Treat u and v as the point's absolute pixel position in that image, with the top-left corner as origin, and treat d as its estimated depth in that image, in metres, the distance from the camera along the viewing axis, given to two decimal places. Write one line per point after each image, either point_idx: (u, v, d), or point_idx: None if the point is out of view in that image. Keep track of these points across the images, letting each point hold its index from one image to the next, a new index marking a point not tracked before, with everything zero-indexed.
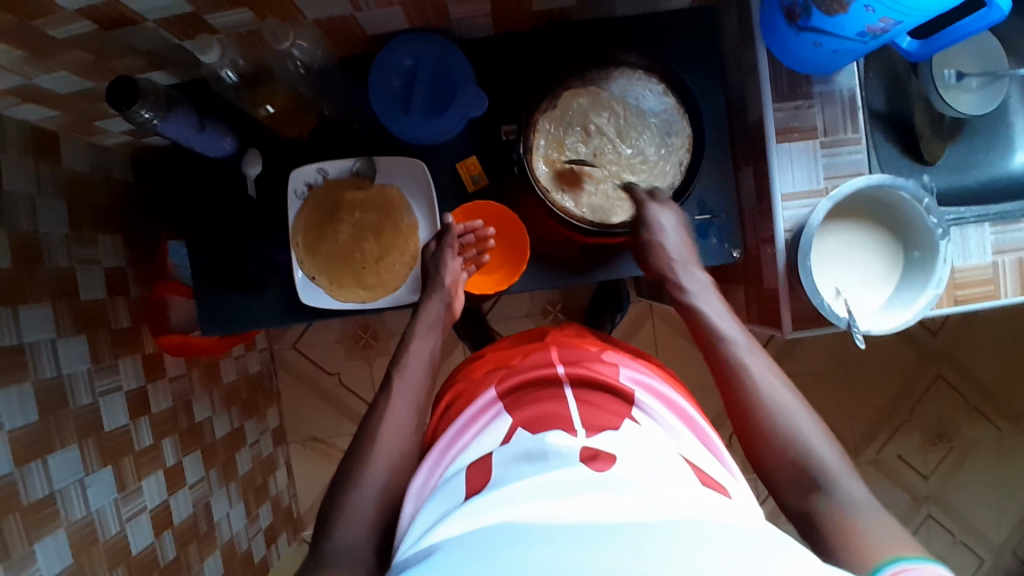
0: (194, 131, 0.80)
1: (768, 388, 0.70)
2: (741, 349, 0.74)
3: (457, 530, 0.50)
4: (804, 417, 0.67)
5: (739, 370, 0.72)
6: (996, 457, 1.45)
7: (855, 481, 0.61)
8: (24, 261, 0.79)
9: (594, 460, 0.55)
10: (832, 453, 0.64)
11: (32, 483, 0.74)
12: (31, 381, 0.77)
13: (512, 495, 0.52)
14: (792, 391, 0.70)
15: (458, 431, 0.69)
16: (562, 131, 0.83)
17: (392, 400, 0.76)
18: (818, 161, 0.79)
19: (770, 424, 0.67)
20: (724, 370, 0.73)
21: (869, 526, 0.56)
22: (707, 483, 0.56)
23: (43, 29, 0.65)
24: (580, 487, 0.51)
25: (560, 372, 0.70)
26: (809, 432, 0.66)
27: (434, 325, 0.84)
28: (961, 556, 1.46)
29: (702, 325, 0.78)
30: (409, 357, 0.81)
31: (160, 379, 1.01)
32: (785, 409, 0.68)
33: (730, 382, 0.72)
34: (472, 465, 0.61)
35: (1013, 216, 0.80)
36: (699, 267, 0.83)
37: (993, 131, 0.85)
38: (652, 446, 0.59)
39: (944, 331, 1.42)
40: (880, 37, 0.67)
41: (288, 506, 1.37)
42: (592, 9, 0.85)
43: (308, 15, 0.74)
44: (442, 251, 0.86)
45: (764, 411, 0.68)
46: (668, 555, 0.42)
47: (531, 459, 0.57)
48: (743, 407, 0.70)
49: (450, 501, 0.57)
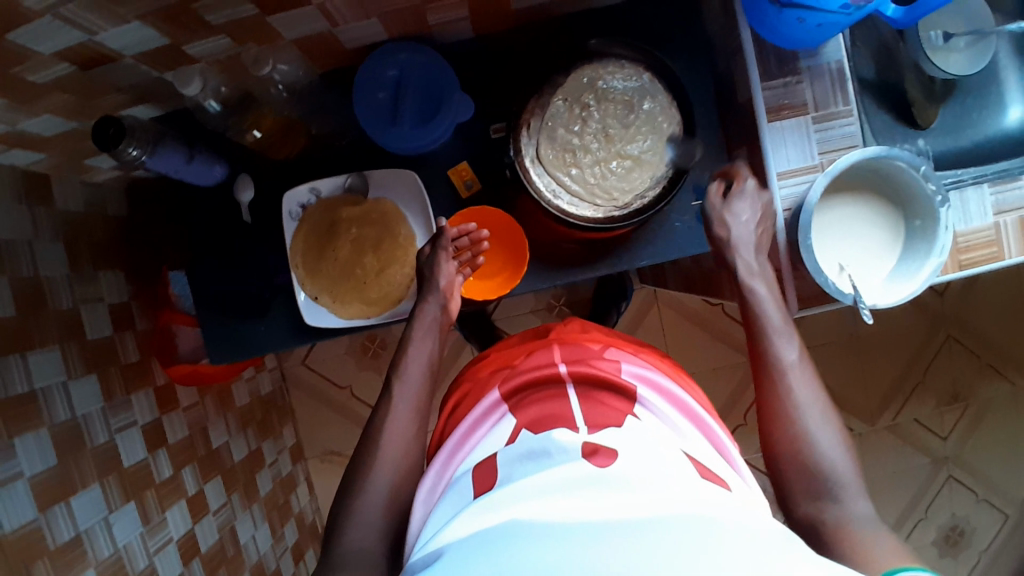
0: (184, 163, 0.80)
1: (803, 394, 0.71)
2: (786, 345, 0.74)
3: (467, 529, 0.50)
4: (828, 428, 0.69)
5: (777, 365, 0.73)
6: (1012, 411, 1.45)
7: (863, 499, 0.64)
8: (27, 307, 0.79)
9: (597, 455, 0.55)
10: (849, 470, 0.66)
11: (58, 526, 0.75)
12: (46, 426, 0.77)
13: (517, 492, 0.52)
14: (822, 398, 0.71)
15: (464, 434, 0.69)
16: (552, 129, 0.82)
17: (393, 405, 0.76)
18: (810, 136, 0.78)
19: (800, 426, 0.69)
20: (766, 363, 0.74)
21: (874, 541, 0.59)
22: (706, 476, 0.56)
23: (23, 75, 0.64)
24: (585, 483, 0.51)
25: (562, 371, 0.70)
26: (830, 445, 0.68)
27: (433, 328, 0.83)
28: (984, 513, 1.46)
29: (749, 310, 0.77)
30: (408, 363, 0.80)
31: (174, 410, 1.02)
32: (814, 416, 0.69)
33: (766, 376, 0.73)
34: (478, 464, 0.61)
35: (1011, 175, 0.79)
36: (761, 255, 0.79)
37: (984, 90, 0.84)
38: (651, 443, 0.58)
39: (952, 292, 1.41)
40: (864, 7, 0.66)
41: (312, 522, 1.37)
42: (572, 3, 0.84)
43: (287, 36, 0.74)
44: (436, 254, 0.83)
45: (794, 413, 0.70)
46: (691, 548, 0.42)
47: (535, 457, 0.57)
48: (777, 406, 0.71)
49: (461, 502, 0.57)
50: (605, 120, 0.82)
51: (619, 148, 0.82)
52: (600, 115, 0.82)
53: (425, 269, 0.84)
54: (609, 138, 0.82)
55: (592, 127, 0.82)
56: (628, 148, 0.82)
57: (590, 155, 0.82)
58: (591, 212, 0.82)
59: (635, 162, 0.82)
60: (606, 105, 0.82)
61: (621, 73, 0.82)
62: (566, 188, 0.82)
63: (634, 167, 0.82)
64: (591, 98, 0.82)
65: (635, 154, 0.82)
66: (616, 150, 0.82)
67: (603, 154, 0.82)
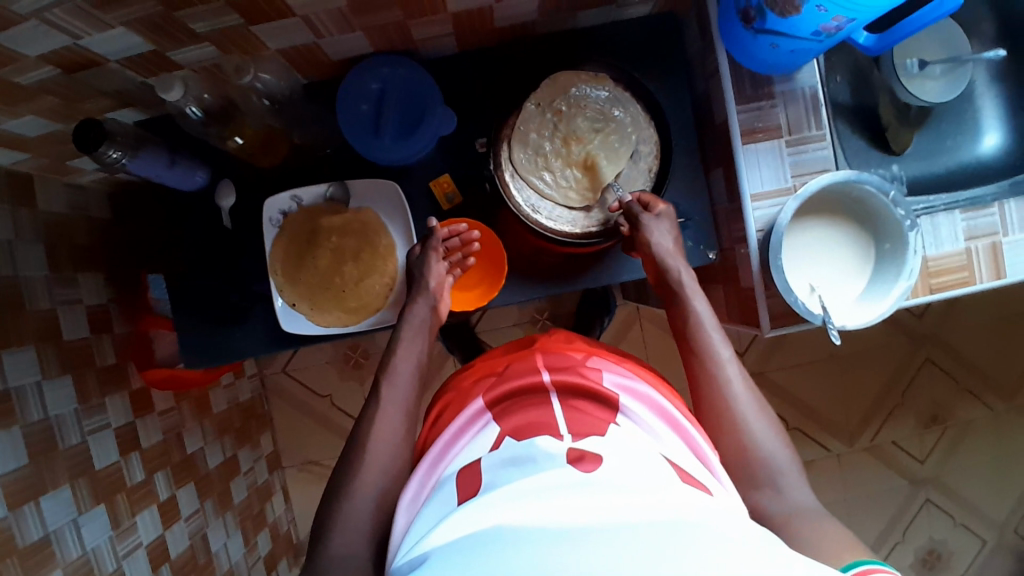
0: (166, 166, 0.80)
1: (739, 389, 0.72)
2: (718, 343, 0.75)
3: (448, 536, 0.50)
4: (767, 421, 0.70)
5: (713, 364, 0.73)
6: (988, 435, 1.46)
7: (802, 486, 0.67)
8: (4, 306, 0.79)
9: (581, 461, 0.55)
10: (787, 461, 0.68)
11: (27, 526, 0.74)
12: (19, 425, 0.77)
13: (500, 497, 0.52)
14: (754, 395, 0.72)
15: (450, 439, 0.69)
16: (530, 142, 0.83)
17: (382, 409, 0.76)
18: (785, 160, 0.80)
19: (739, 421, 0.70)
20: (699, 361, 0.74)
21: (821, 529, 0.62)
22: (688, 480, 0.57)
23: (9, 76, 0.65)
24: (569, 487, 0.51)
25: (546, 380, 0.69)
26: (766, 435, 0.69)
27: (422, 330, 0.82)
28: (961, 537, 1.46)
29: (682, 316, 0.77)
30: (396, 366, 0.79)
31: (150, 414, 1.01)
32: (751, 410, 0.70)
33: (700, 374, 0.74)
34: (462, 470, 0.61)
35: (982, 202, 0.81)
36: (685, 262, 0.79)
37: (960, 117, 0.86)
38: (637, 450, 0.59)
39: (931, 315, 1.43)
40: (835, 34, 0.68)
41: (287, 532, 1.37)
42: (556, 22, 0.86)
43: (271, 47, 0.75)
44: (427, 255, 0.84)
45: (733, 408, 0.71)
46: (655, 550, 0.43)
47: (519, 463, 0.57)
48: (715, 404, 0.72)
49: (444, 508, 0.57)
50: (575, 124, 0.83)
51: (591, 150, 0.83)
52: (569, 119, 0.84)
53: (416, 270, 0.84)
54: (578, 141, 0.83)
55: (561, 130, 0.83)
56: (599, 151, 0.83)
57: (561, 159, 0.83)
58: (570, 229, 0.83)
59: (608, 166, 0.83)
60: (574, 109, 0.84)
61: (594, 82, 0.85)
62: (542, 194, 0.83)
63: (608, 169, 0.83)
64: (560, 103, 0.84)
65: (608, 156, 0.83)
66: (587, 151, 0.83)
67: (574, 155, 0.83)
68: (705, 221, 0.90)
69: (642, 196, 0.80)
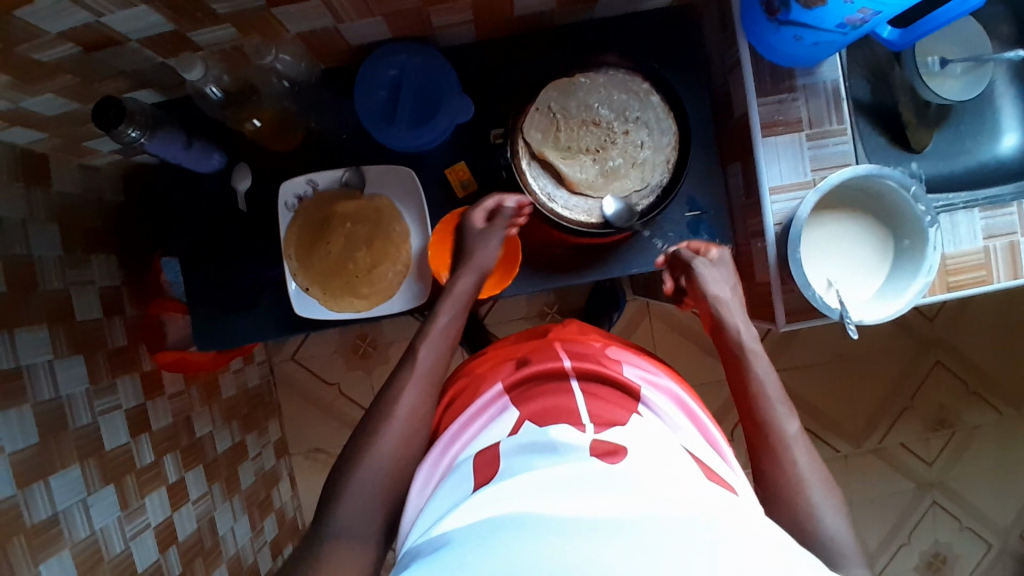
0: (182, 148, 0.81)
1: (803, 465, 0.67)
2: (784, 419, 0.71)
3: (466, 519, 0.50)
4: (829, 498, 0.65)
5: (777, 437, 0.69)
6: (996, 441, 1.45)
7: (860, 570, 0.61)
8: (18, 285, 0.79)
9: (609, 454, 0.55)
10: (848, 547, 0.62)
11: (35, 504, 0.74)
12: (30, 404, 0.77)
13: (521, 483, 0.52)
14: (821, 474, 0.67)
15: (466, 422, 0.69)
16: (543, 127, 0.83)
17: (409, 376, 0.73)
18: (804, 153, 0.79)
19: (802, 493, 0.65)
20: (763, 437, 0.70)
21: None
22: (712, 477, 0.57)
23: (29, 53, 0.65)
24: (592, 476, 0.51)
25: (567, 366, 0.69)
26: (828, 517, 0.64)
27: (463, 302, 0.81)
28: (967, 541, 1.46)
29: (746, 382, 0.74)
30: (434, 333, 0.78)
31: (159, 397, 1.01)
32: (816, 489, 0.65)
33: (759, 443, 0.70)
34: (480, 453, 0.61)
35: (1001, 201, 0.80)
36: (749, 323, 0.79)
37: (980, 117, 0.85)
38: (658, 443, 0.59)
39: (941, 317, 1.42)
40: (860, 27, 0.67)
41: (292, 519, 1.37)
42: (575, 12, 0.86)
43: (291, 29, 0.75)
44: (493, 231, 0.82)
45: (793, 483, 0.66)
46: (679, 547, 0.43)
47: (540, 450, 0.56)
48: (775, 477, 0.67)
49: (460, 491, 0.57)
50: (616, 107, 0.83)
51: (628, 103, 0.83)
52: (614, 104, 0.83)
53: (474, 242, 0.82)
54: (627, 121, 0.83)
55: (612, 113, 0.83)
56: (638, 137, 0.84)
57: (615, 138, 0.83)
58: (585, 218, 0.83)
59: (644, 154, 0.84)
60: (612, 96, 0.83)
61: (616, 80, 0.83)
62: (589, 171, 0.83)
63: (649, 150, 0.84)
64: (593, 93, 0.83)
65: (648, 141, 0.84)
66: (632, 132, 0.83)
67: (622, 135, 0.83)
68: (721, 216, 0.90)
69: (693, 244, 0.83)
